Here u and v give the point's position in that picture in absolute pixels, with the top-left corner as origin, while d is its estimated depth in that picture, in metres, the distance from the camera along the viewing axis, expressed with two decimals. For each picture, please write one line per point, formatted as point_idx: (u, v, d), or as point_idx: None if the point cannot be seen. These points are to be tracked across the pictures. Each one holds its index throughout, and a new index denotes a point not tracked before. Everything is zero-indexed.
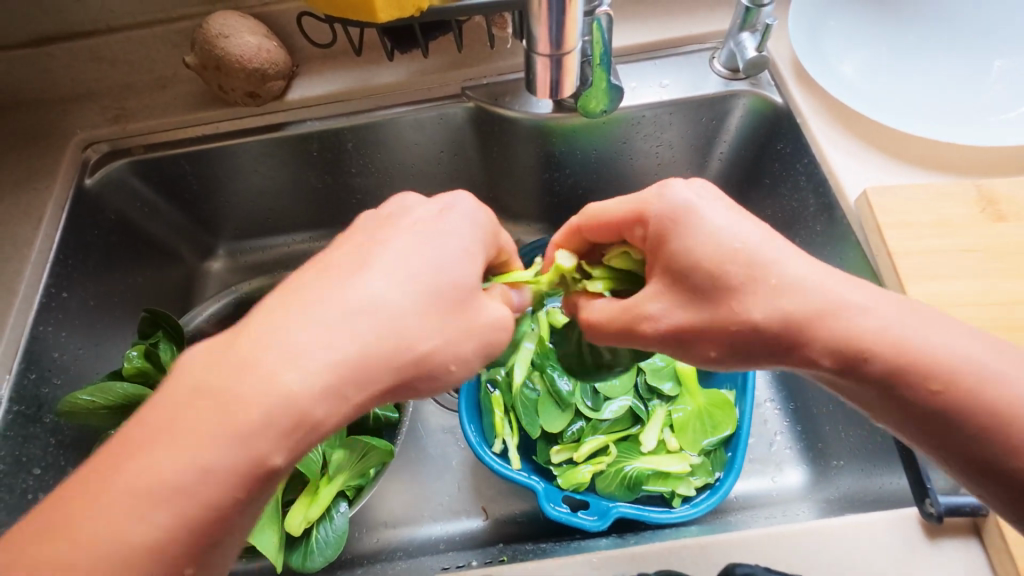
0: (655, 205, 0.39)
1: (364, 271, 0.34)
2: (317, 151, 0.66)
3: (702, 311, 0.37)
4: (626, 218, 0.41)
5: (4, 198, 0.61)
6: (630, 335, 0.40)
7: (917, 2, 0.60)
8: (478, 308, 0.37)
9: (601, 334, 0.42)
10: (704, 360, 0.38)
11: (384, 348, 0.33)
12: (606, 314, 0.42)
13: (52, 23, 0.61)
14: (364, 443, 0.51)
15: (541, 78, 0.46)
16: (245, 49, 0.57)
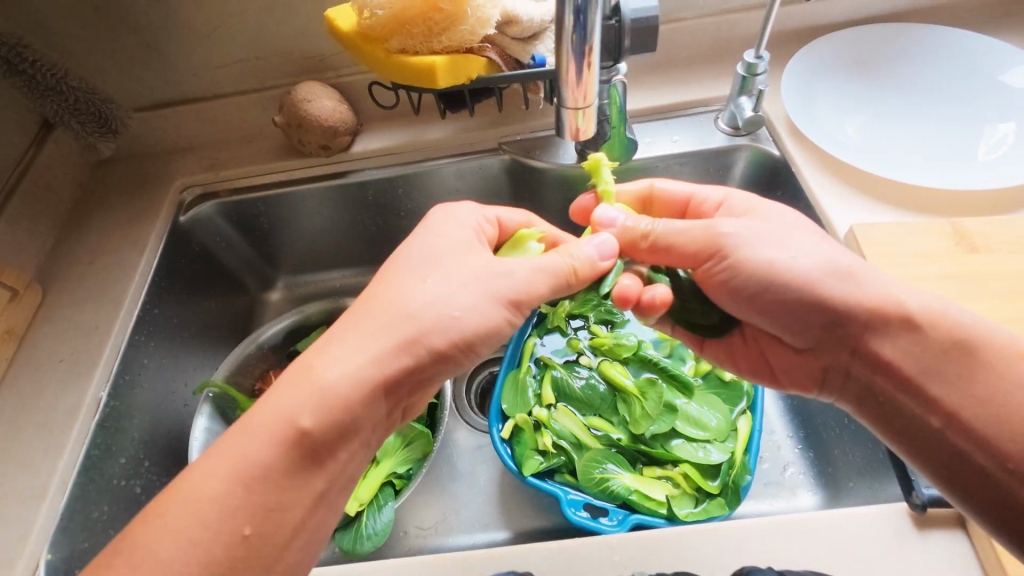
0: (734, 195, 0.53)
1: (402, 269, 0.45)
2: (371, 195, 0.76)
3: (784, 229, 0.47)
4: (693, 198, 0.55)
5: (117, 230, 0.73)
6: (705, 245, 0.48)
7: (891, 72, 0.69)
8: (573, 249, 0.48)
9: (676, 244, 0.48)
10: (787, 267, 0.45)
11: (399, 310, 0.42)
12: (683, 232, 0.48)
13: (169, 91, 0.75)
14: (411, 426, 0.63)
15: (568, 129, 0.55)
16: (323, 111, 0.70)
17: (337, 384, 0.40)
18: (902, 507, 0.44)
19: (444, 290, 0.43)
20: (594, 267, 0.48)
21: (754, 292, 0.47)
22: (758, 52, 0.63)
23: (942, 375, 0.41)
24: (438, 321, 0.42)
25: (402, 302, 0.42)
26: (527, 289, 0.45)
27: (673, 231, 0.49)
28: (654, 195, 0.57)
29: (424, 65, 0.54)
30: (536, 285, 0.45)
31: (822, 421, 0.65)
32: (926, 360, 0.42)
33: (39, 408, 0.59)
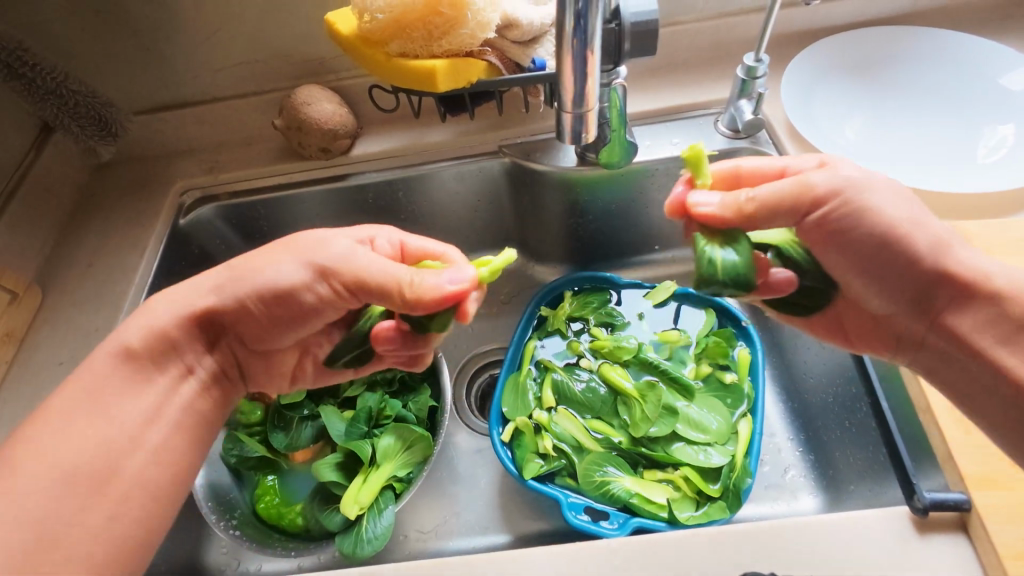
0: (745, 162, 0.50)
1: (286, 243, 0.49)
2: (371, 198, 0.76)
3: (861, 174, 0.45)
4: (740, 168, 0.50)
5: (116, 233, 0.73)
6: (802, 194, 0.44)
7: (890, 75, 0.69)
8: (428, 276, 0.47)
9: (778, 209, 0.44)
10: (888, 216, 0.43)
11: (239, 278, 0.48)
12: (774, 192, 0.44)
13: (169, 94, 0.75)
14: (412, 430, 0.62)
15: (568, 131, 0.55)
16: (322, 114, 0.70)
17: (159, 321, 0.48)
18: (904, 510, 0.44)
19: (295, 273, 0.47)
20: (435, 294, 0.45)
21: (870, 244, 0.44)
22: (757, 55, 0.63)
23: (1019, 337, 0.42)
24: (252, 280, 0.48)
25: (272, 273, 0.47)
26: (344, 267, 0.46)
27: (765, 194, 0.44)
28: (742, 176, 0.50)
29: (425, 68, 0.54)
30: (372, 271, 0.46)
31: (823, 424, 0.65)
32: (1009, 327, 0.42)
33: (37, 412, 0.59)
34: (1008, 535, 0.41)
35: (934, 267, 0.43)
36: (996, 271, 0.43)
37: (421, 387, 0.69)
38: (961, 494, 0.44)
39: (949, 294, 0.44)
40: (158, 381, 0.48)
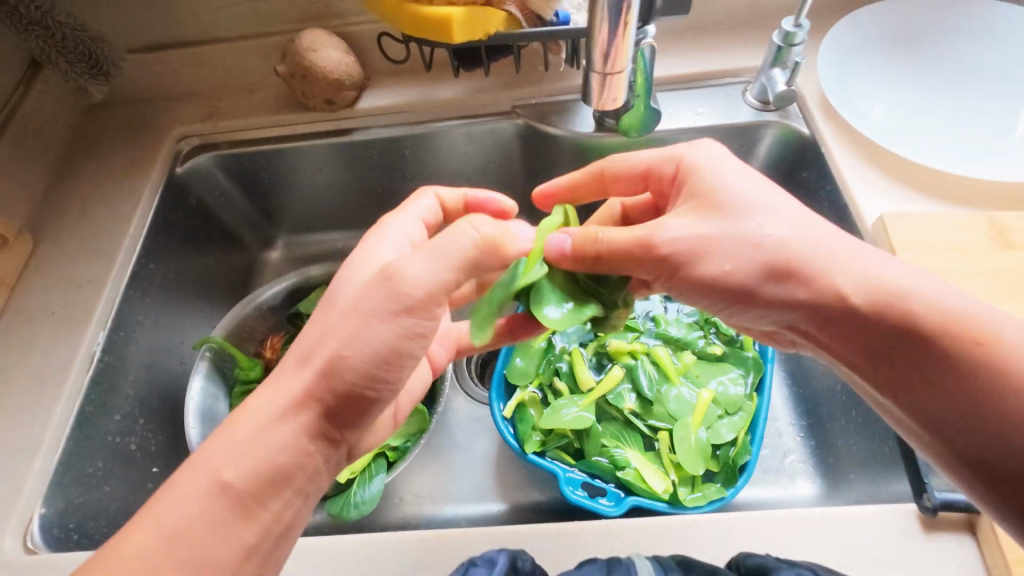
0: (688, 155, 0.46)
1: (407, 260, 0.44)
2: (377, 155, 0.73)
3: (718, 224, 0.42)
4: (647, 171, 0.49)
5: (110, 179, 0.70)
6: (645, 250, 0.43)
7: (933, 52, 0.65)
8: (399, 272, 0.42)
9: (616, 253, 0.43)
10: (715, 277, 0.42)
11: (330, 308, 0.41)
12: (625, 237, 0.43)
13: (166, 33, 0.71)
14: (409, 401, 0.61)
15: (594, 92, 0.51)
16: (328, 62, 0.66)
17: (293, 384, 0.38)
18: (912, 508, 0.43)
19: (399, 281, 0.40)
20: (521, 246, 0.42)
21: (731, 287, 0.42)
22: (798, 20, 0.59)
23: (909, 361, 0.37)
24: (359, 354, 0.37)
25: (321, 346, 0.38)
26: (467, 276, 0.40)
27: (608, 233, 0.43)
28: (600, 255, 0.43)
29: (439, 17, 0.50)
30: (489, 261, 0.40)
31: (829, 412, 0.63)
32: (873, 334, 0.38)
33: (30, 362, 0.58)
34: None
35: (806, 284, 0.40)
36: (908, 286, 0.38)
37: None
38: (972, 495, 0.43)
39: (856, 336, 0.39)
40: (271, 506, 0.37)
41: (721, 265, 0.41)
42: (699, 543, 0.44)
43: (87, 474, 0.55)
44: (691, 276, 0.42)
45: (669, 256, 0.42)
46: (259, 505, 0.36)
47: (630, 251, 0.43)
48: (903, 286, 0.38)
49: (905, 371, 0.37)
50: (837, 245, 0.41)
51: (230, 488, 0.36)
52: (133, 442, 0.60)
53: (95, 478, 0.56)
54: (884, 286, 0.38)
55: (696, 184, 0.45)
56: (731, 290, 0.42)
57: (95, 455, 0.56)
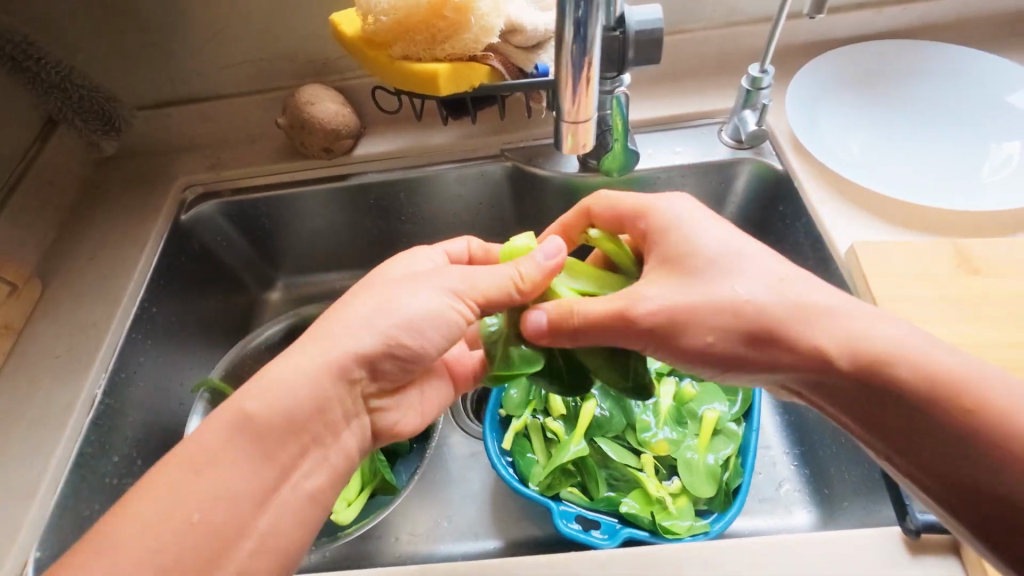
0: (657, 211, 0.49)
1: (365, 292, 0.46)
2: (372, 199, 0.76)
3: (685, 292, 0.44)
4: (650, 213, 0.50)
5: (119, 226, 0.73)
6: (623, 315, 0.44)
7: (892, 91, 0.70)
8: (397, 301, 0.44)
9: (593, 326, 0.45)
10: (698, 347, 0.43)
11: (394, 320, 0.44)
12: (601, 307, 0.45)
13: (174, 90, 0.76)
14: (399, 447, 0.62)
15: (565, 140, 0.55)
16: (326, 114, 0.70)
17: (285, 390, 0.41)
18: (897, 532, 0.44)
19: (433, 302, 0.45)
20: (545, 273, 0.48)
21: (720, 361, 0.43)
22: (763, 66, 0.63)
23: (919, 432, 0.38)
24: (380, 309, 0.44)
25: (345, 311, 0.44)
26: (477, 289, 0.46)
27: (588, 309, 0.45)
28: (578, 327, 0.45)
29: (426, 72, 0.55)
30: (504, 282, 0.47)
31: (819, 439, 0.63)
32: (861, 395, 0.40)
33: (34, 405, 0.59)
34: None
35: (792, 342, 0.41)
36: (901, 349, 0.39)
37: None
38: None
39: (847, 401, 0.40)
40: (289, 451, 0.41)
41: (712, 322, 0.42)
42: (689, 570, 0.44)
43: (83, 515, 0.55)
44: (676, 345, 0.44)
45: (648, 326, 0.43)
46: (277, 449, 0.40)
47: (607, 322, 0.44)
48: (889, 346, 0.39)
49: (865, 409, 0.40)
50: (809, 307, 0.42)
51: (255, 420, 0.39)
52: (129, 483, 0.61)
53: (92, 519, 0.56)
54: (863, 340, 0.40)
55: (704, 256, 0.45)
56: (702, 360, 0.44)
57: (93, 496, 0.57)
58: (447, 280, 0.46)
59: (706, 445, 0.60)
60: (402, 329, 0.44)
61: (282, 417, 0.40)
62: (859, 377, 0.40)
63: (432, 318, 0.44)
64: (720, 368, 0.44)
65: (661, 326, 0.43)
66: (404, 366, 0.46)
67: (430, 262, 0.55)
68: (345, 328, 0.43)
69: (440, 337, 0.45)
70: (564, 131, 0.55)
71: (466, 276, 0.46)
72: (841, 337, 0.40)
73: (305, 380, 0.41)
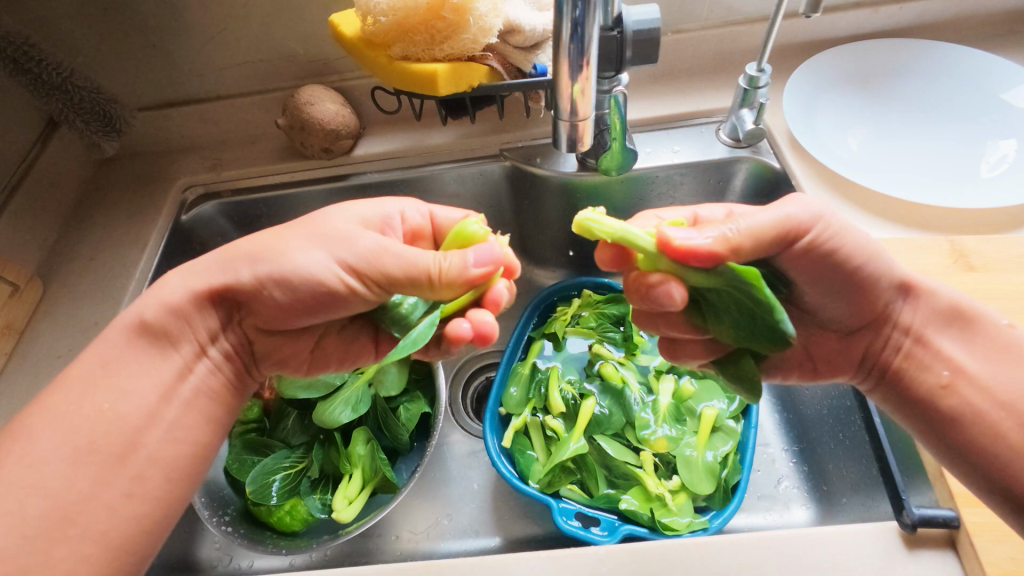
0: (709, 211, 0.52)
1: (298, 227, 0.47)
2: (372, 199, 0.76)
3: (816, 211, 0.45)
4: (697, 218, 0.52)
5: (120, 226, 0.73)
6: (790, 228, 0.42)
7: (889, 90, 0.70)
8: (291, 255, 0.44)
9: (762, 240, 0.42)
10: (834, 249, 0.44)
11: (266, 265, 0.44)
12: (767, 220, 0.42)
13: (174, 92, 0.76)
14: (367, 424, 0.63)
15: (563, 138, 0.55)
16: (325, 114, 0.70)
17: (173, 295, 0.45)
18: (893, 526, 0.45)
19: (318, 261, 0.44)
20: (464, 279, 0.42)
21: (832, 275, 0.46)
22: (760, 65, 0.63)
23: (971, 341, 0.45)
24: (273, 257, 0.44)
25: (268, 248, 0.45)
26: (375, 264, 0.43)
27: (757, 221, 0.42)
28: (747, 241, 0.41)
29: (426, 73, 0.55)
30: (387, 263, 0.43)
31: (818, 436, 0.63)
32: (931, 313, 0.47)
33: (35, 404, 0.60)
34: (998, 553, 0.41)
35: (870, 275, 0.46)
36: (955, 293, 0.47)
37: (415, 392, 0.68)
38: (951, 511, 0.44)
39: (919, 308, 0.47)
40: (179, 350, 0.46)
41: (858, 243, 0.45)
42: (687, 564, 0.45)
43: None
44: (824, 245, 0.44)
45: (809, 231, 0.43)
46: (166, 341, 0.46)
47: (777, 233, 0.42)
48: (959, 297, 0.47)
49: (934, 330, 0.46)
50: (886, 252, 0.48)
51: (146, 323, 0.45)
52: None
53: None
54: (928, 284, 0.47)
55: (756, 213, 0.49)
56: (850, 273, 0.45)
57: None
58: (337, 237, 0.45)
59: (705, 443, 0.60)
60: (267, 282, 0.44)
61: (165, 321, 0.45)
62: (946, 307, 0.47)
63: (311, 279, 0.44)
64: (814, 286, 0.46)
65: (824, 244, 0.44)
66: (273, 314, 0.46)
67: (395, 218, 0.53)
68: (257, 249, 0.45)
69: (311, 297, 0.44)
70: (562, 129, 0.55)
71: (362, 249, 0.44)
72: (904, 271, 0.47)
73: (189, 292, 0.45)
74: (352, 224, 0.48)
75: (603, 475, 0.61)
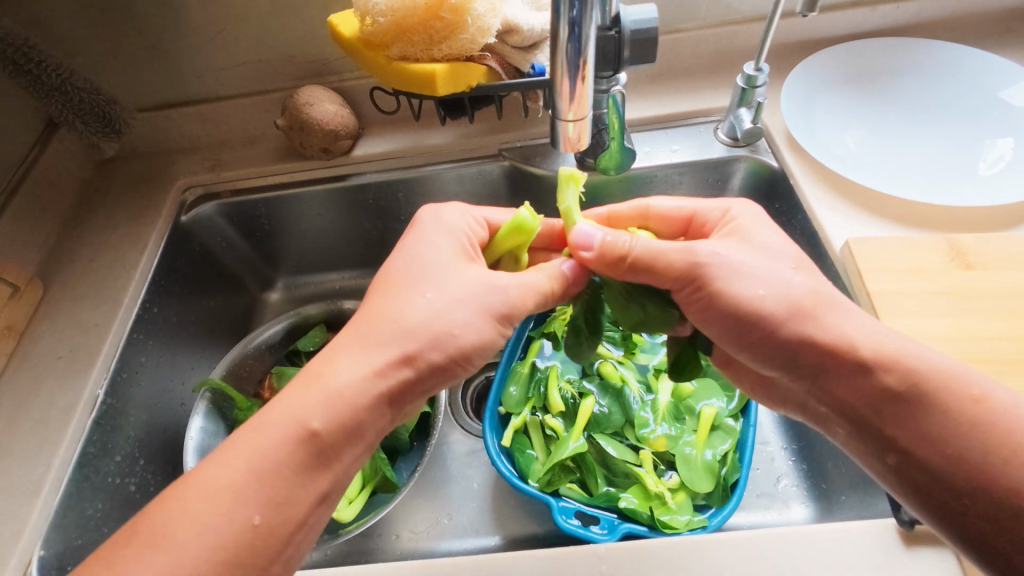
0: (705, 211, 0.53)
1: (410, 282, 0.45)
2: (371, 199, 0.76)
3: (745, 254, 0.45)
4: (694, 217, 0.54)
5: (120, 227, 0.73)
6: (689, 267, 0.45)
7: (886, 89, 0.70)
8: (398, 312, 0.43)
9: (658, 263, 0.45)
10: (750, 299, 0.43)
11: (383, 325, 0.42)
12: (658, 254, 0.46)
13: (173, 92, 0.76)
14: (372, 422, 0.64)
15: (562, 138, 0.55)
16: (324, 115, 0.70)
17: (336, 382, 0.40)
18: (891, 524, 0.45)
19: (471, 316, 0.43)
20: (595, 262, 0.48)
21: (727, 326, 0.44)
22: (758, 64, 0.63)
23: (900, 418, 0.39)
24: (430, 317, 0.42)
25: (388, 314, 0.43)
26: (524, 292, 0.46)
27: (652, 247, 0.46)
28: (624, 259, 0.47)
29: (424, 73, 0.55)
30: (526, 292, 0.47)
31: (817, 434, 0.64)
32: (880, 393, 0.40)
33: (37, 404, 0.60)
34: None
35: (792, 333, 0.42)
36: (908, 353, 0.40)
37: None
38: None
39: (841, 373, 0.41)
40: (345, 459, 0.40)
41: (751, 288, 0.43)
42: (686, 563, 0.45)
43: (86, 515, 0.56)
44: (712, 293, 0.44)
45: (675, 272, 0.45)
46: (342, 467, 0.39)
47: (657, 265, 0.46)
48: (902, 347, 0.40)
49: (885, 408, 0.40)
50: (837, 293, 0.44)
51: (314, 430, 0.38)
52: (132, 483, 0.61)
53: (94, 518, 0.56)
54: (893, 346, 0.41)
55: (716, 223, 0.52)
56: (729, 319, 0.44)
57: (96, 496, 0.57)
58: (431, 270, 0.46)
59: (704, 440, 0.61)
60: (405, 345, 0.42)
61: (347, 430, 0.39)
62: (902, 380, 0.39)
63: (469, 333, 0.43)
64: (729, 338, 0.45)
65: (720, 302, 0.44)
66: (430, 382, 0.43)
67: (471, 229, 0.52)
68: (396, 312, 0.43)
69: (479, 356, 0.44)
70: (560, 129, 0.55)
71: (519, 277, 0.47)
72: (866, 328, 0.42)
73: (358, 387, 0.40)
74: (452, 261, 0.47)
75: (603, 474, 0.61)
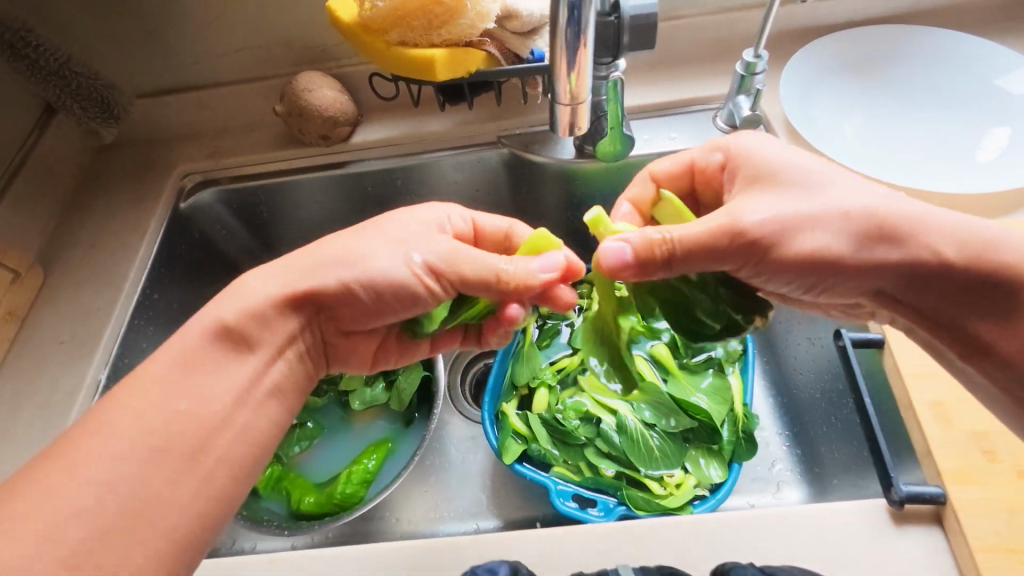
0: (733, 143, 0.49)
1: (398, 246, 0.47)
2: (371, 187, 0.76)
3: (804, 203, 0.43)
4: (693, 164, 0.52)
5: (120, 213, 0.74)
6: (731, 236, 0.42)
7: (883, 75, 0.70)
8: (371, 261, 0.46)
9: (701, 251, 0.42)
10: (817, 249, 0.42)
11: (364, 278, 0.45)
12: (701, 229, 0.42)
13: (171, 77, 0.76)
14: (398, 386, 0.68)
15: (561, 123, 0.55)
16: (323, 101, 0.70)
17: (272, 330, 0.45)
18: (881, 503, 0.46)
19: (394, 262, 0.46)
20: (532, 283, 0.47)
21: (812, 272, 0.43)
22: (757, 51, 0.63)
23: (989, 316, 0.41)
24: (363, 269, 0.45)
25: (346, 241, 0.47)
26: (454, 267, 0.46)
27: (691, 230, 0.42)
28: (673, 250, 0.42)
29: (424, 58, 0.55)
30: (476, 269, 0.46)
31: (811, 419, 0.64)
32: (973, 300, 0.42)
33: (41, 387, 0.61)
34: (984, 528, 0.42)
35: (875, 258, 0.42)
36: (999, 245, 0.41)
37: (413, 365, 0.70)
38: (938, 487, 0.45)
39: (929, 289, 0.42)
40: None
41: (812, 241, 0.42)
42: (680, 540, 0.46)
43: None
44: (781, 257, 0.42)
45: (755, 237, 0.42)
46: None
47: (707, 246, 0.42)
48: (988, 236, 0.42)
49: (968, 303, 0.42)
50: (905, 215, 0.42)
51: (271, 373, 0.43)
52: None
53: None
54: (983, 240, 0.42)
55: (766, 171, 0.46)
56: (814, 267, 0.42)
57: None
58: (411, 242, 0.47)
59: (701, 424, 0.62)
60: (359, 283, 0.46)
61: None
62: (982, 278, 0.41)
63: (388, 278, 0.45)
64: (816, 279, 0.44)
65: (814, 258, 0.42)
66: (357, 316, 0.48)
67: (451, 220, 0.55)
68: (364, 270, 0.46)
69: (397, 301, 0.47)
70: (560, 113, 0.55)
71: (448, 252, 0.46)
72: (948, 234, 0.42)
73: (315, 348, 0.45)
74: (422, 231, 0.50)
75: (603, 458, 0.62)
